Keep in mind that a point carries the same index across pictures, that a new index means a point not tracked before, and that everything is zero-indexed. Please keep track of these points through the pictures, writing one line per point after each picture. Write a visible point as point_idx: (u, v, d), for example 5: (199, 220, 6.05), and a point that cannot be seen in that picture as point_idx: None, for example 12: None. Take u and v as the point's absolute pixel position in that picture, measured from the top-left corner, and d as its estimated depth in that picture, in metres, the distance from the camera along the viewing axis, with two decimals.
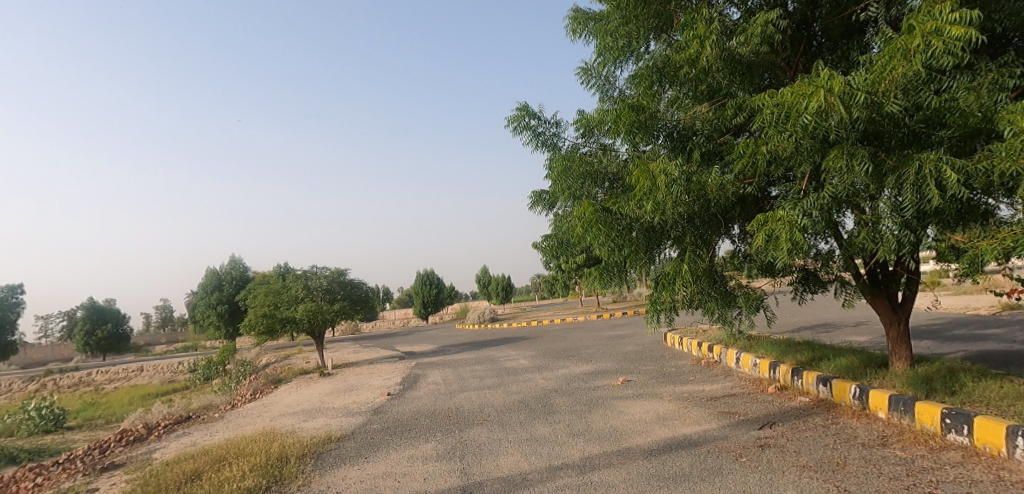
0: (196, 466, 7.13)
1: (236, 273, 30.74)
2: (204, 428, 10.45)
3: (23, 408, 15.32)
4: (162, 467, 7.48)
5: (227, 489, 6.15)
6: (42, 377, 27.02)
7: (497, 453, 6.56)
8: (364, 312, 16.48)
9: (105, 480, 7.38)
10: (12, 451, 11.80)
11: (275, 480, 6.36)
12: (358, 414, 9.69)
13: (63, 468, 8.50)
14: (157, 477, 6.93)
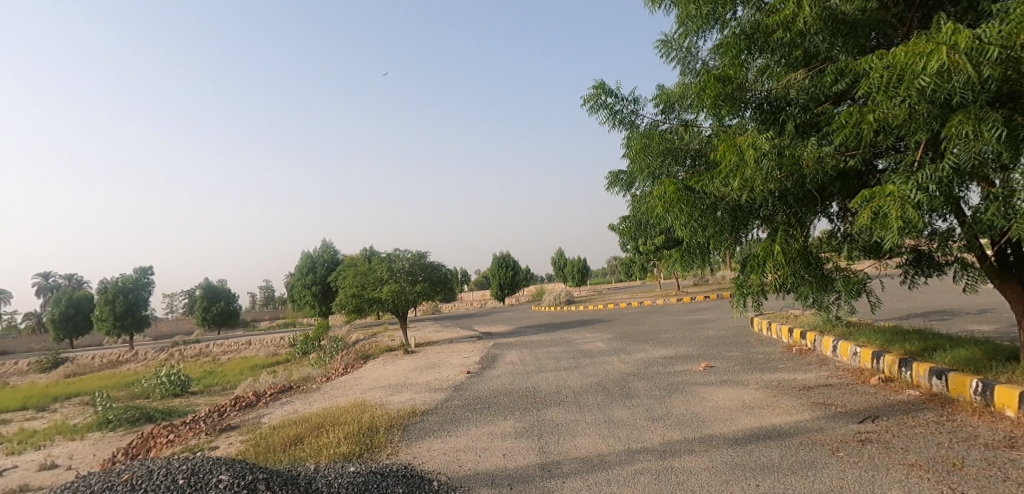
0: (299, 431, 7.67)
1: (329, 255, 32.36)
2: (304, 397, 11.21)
3: (154, 374, 17.14)
4: (269, 430, 8.11)
5: (325, 454, 6.57)
6: (169, 348, 30.19)
7: (574, 434, 6.55)
8: (443, 294, 16.91)
9: (223, 440, 8.15)
10: (148, 410, 13.27)
11: (366, 448, 6.72)
12: (440, 391, 10.00)
13: (189, 427, 9.44)
14: (266, 439, 7.57)
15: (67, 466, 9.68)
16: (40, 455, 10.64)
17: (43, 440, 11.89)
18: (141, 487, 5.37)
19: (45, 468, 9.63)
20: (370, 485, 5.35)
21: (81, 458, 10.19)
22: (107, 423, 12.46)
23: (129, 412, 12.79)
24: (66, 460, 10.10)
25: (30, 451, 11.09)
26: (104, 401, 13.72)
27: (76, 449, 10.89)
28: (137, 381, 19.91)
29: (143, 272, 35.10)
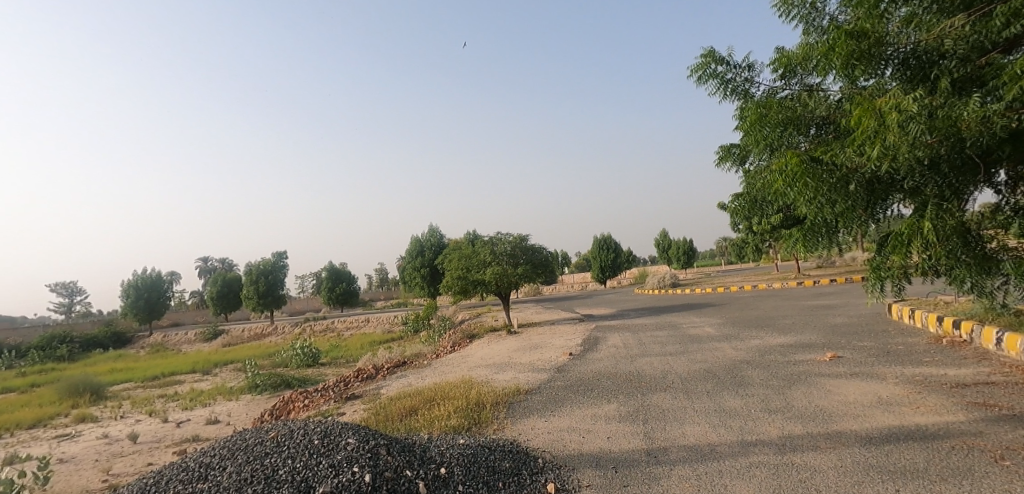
0: (413, 403, 8.09)
1: (435, 239, 33.68)
2: (417, 372, 11.80)
3: (291, 345, 18.94)
4: (388, 401, 8.64)
5: (438, 425, 6.88)
6: (301, 323, 33.26)
7: (681, 421, 6.27)
8: (545, 276, 16.94)
9: (349, 407, 8.92)
10: (287, 377, 14.71)
11: (474, 422, 6.93)
12: (543, 371, 10.04)
13: (320, 394, 10.35)
14: (385, 409, 8.11)
15: (226, 422, 11.03)
16: (206, 412, 12.24)
17: (207, 399, 13.62)
18: (284, 444, 5.91)
19: (210, 422, 11.04)
20: (478, 458, 5.55)
21: (237, 415, 11.56)
22: (255, 387, 13.99)
23: (272, 378, 14.27)
24: (226, 417, 11.51)
25: (199, 407, 12.77)
26: (253, 366, 15.40)
27: (232, 408, 12.37)
28: (277, 351, 22.14)
29: (280, 256, 38.85)
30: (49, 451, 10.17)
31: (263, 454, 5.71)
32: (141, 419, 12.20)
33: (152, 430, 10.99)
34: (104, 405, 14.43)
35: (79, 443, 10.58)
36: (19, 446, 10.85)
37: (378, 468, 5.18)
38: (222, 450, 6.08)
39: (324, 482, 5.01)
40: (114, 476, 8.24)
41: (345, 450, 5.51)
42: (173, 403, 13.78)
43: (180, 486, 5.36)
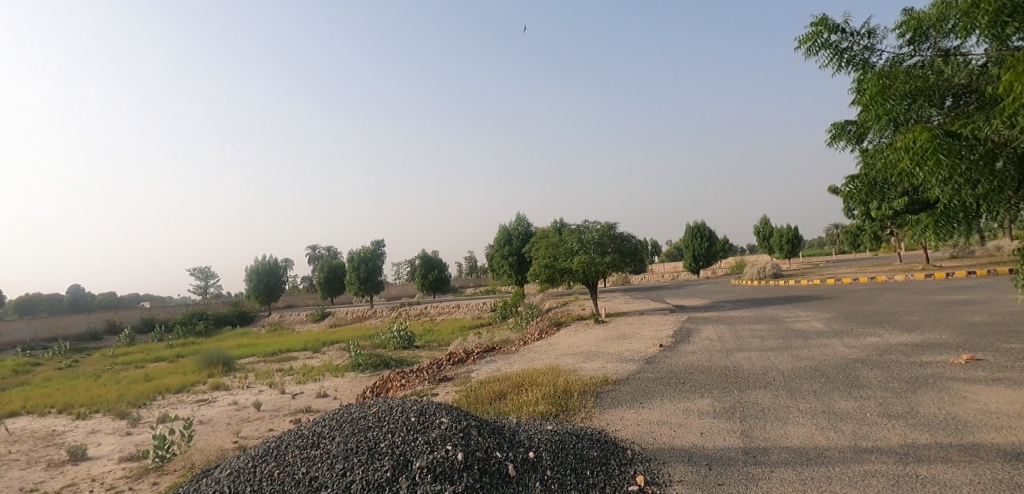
0: (502, 387, 8.16)
1: (522, 228, 33.77)
2: (506, 358, 11.91)
3: (388, 328, 19.87)
4: (478, 384, 8.78)
5: (526, 410, 6.90)
6: (397, 307, 34.84)
7: (784, 421, 5.80)
8: (634, 266, 16.44)
9: (442, 388, 9.19)
10: (386, 357, 15.45)
11: (562, 410, 6.87)
12: (632, 362, 9.75)
13: (415, 374, 10.74)
14: (475, 392, 8.24)
15: (333, 397, 11.77)
16: (316, 386, 13.16)
17: (317, 374, 14.64)
18: (385, 419, 6.14)
19: (320, 395, 11.84)
20: (566, 444, 5.49)
21: (342, 391, 12.30)
22: (358, 366, 14.82)
23: (372, 358, 15.04)
24: (333, 391, 12.29)
25: (311, 382, 13.76)
26: (355, 346, 16.33)
27: (337, 384, 13.18)
28: (376, 333, 23.35)
29: (379, 245, 40.89)
30: (191, 413, 11.43)
31: (366, 426, 5.97)
32: (261, 390, 13.36)
33: (271, 400, 11.99)
34: (233, 376, 15.98)
35: (214, 407, 11.79)
36: (168, 407, 12.29)
37: (470, 447, 5.25)
38: (331, 421, 6.43)
39: (419, 457, 5.16)
40: (243, 438, 9.08)
41: (439, 429, 5.62)
42: (289, 376, 14.95)
43: (296, 451, 5.76)
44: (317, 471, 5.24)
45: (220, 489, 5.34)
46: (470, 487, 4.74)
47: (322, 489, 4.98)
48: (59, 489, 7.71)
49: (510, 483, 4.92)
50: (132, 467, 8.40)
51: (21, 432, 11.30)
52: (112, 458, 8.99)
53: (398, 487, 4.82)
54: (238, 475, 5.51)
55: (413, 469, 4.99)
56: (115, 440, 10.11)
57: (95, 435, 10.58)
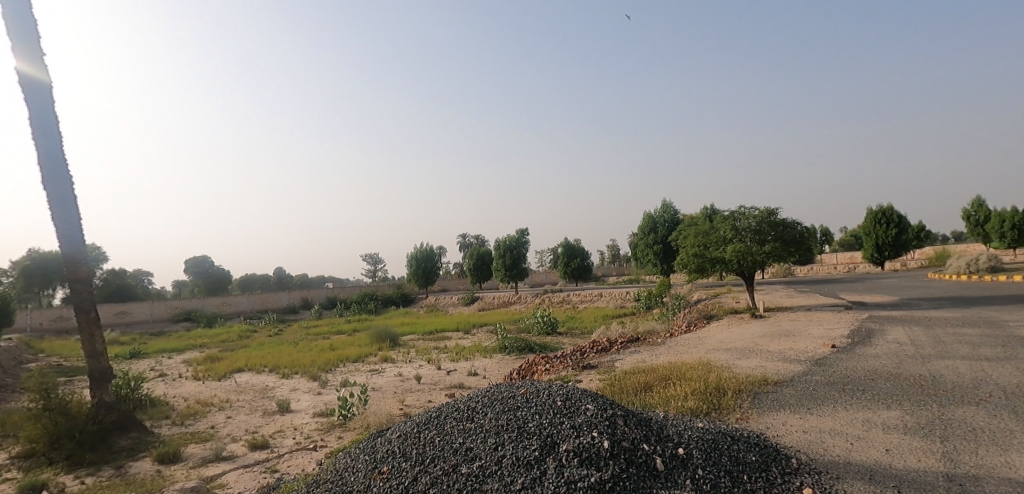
0: (647, 379, 7.73)
1: (668, 214, 32.13)
2: (651, 349, 11.37)
3: (533, 313, 20.17)
4: (622, 374, 8.44)
5: (673, 405, 6.48)
6: (541, 294, 35.34)
7: (1005, 447, 4.70)
8: (800, 255, 14.72)
9: (586, 375, 9.04)
10: (531, 342, 15.66)
11: (715, 408, 6.32)
12: (798, 362, 8.69)
13: (560, 360, 10.71)
14: (621, 381, 7.93)
15: (482, 376, 12.20)
16: (467, 365, 13.76)
17: (469, 354, 15.32)
18: (533, 400, 6.07)
19: (472, 374, 12.35)
20: (720, 445, 5.03)
21: (491, 371, 12.71)
22: (505, 348, 15.22)
23: (518, 341, 15.36)
24: (483, 371, 12.74)
25: (463, 361, 14.44)
26: (502, 329, 16.79)
27: (487, 364, 13.66)
28: (523, 317, 23.91)
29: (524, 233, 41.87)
30: (365, 380, 12.65)
31: (515, 405, 5.95)
32: (421, 365, 14.33)
33: (430, 375, 12.80)
34: (398, 350, 17.39)
35: (384, 377, 12.91)
36: (348, 374, 13.75)
37: (617, 436, 5.00)
38: (484, 398, 6.52)
39: (566, 441, 5.02)
40: (408, 406, 9.78)
41: (584, 415, 5.41)
42: (444, 354, 15.86)
43: (453, 422, 5.95)
44: (472, 443, 5.37)
45: (391, 449, 5.71)
46: (617, 476, 4.51)
47: (477, 459, 5.07)
48: (272, 433, 8.97)
49: (659, 477, 4.59)
50: (323, 421, 9.50)
51: (243, 385, 13.44)
52: (309, 412, 10.26)
53: (545, 467, 4.74)
54: (406, 439, 5.85)
55: (560, 452, 4.87)
56: (311, 397, 11.54)
57: (296, 392, 12.20)
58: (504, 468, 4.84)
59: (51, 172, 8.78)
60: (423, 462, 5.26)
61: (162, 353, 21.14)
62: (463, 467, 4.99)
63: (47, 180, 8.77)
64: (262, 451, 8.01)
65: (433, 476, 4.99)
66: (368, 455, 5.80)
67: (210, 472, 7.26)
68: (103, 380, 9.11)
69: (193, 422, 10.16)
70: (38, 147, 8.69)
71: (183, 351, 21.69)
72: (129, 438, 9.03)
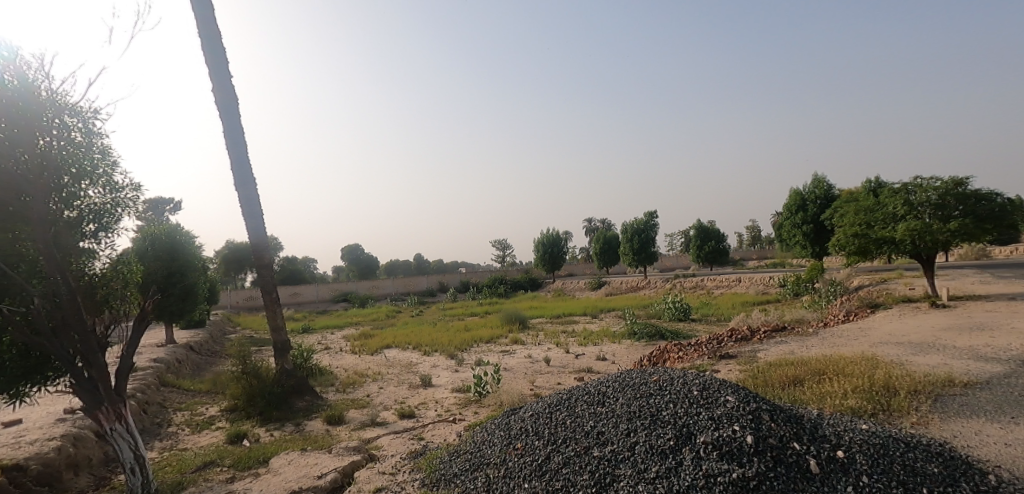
0: (799, 372, 6.92)
1: (821, 191, 28.83)
2: (800, 340, 10.28)
3: (664, 298, 19.31)
4: (767, 366, 7.68)
5: (829, 403, 5.73)
6: (673, 279, 33.77)
7: None
8: (996, 233, 12.31)
9: (724, 365, 8.40)
10: (662, 328, 15.00)
11: (883, 409, 5.55)
12: (995, 361, 7.28)
13: (694, 348, 10.05)
14: (766, 373, 7.23)
15: (611, 361, 11.90)
16: (596, 349, 13.54)
17: (598, 338, 15.08)
18: (667, 386, 5.70)
19: (600, 359, 12.11)
20: (890, 450, 4.37)
21: (621, 356, 12.36)
22: (634, 334, 14.74)
23: (648, 327, 14.78)
24: (612, 356, 12.43)
25: (592, 345, 14.25)
26: (632, 314, 16.27)
27: (616, 349, 13.34)
28: (654, 303, 23.04)
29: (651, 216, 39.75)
30: (498, 360, 12.98)
31: (648, 391, 5.64)
32: (550, 348, 14.38)
33: (559, 357, 12.80)
34: (528, 333, 17.65)
35: (514, 358, 13.15)
36: (482, 353, 14.23)
37: (761, 432, 4.50)
38: (615, 382, 6.28)
39: (704, 432, 4.64)
40: (538, 387, 9.83)
41: (724, 406, 4.96)
42: (573, 338, 15.78)
43: (584, 405, 5.78)
44: (603, 427, 5.18)
45: (524, 427, 5.71)
46: (764, 475, 4.09)
47: (609, 443, 4.87)
48: (416, 405, 9.54)
49: (814, 481, 4.09)
50: (461, 396, 9.89)
51: (391, 360, 14.51)
52: (448, 387, 10.75)
53: (682, 458, 4.45)
54: (538, 418, 5.81)
55: (698, 444, 4.52)
56: (449, 374, 12.11)
57: (436, 368, 12.89)
58: (637, 455, 4.60)
59: (241, 174, 10.01)
60: (555, 442, 5.18)
61: (325, 329, 23.62)
62: (595, 450, 4.83)
63: (238, 181, 10.02)
64: (408, 421, 8.53)
65: (565, 456, 4.89)
66: (503, 431, 5.85)
67: (368, 434, 7.90)
68: (284, 351, 10.34)
69: (352, 390, 11.17)
70: (230, 153, 9.92)
71: (342, 328, 24.08)
72: (304, 400, 10.17)
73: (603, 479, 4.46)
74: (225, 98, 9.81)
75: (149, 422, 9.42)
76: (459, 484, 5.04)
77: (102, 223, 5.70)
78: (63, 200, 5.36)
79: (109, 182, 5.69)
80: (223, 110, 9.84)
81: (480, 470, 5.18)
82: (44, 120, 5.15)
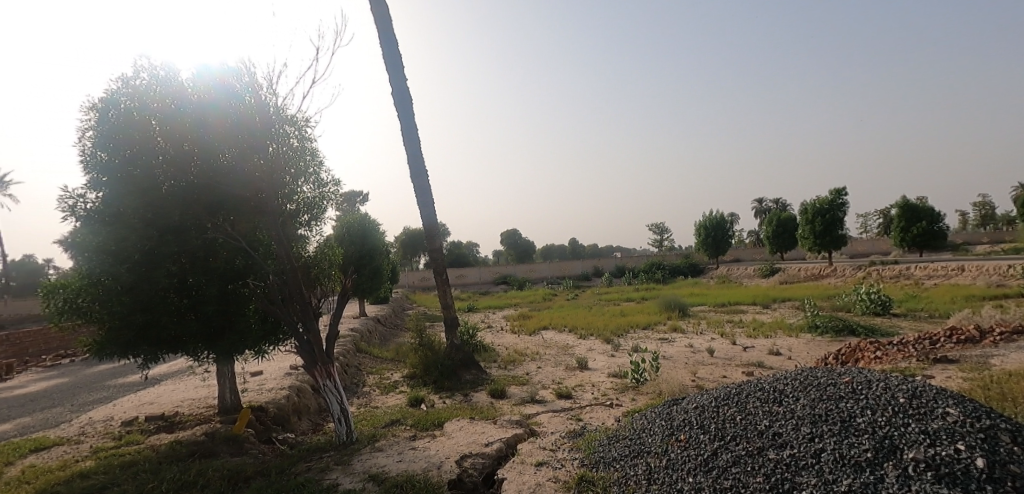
0: None
1: None
2: None
3: (855, 289, 17.25)
4: (1002, 376, 6.78)
5: None
6: (868, 267, 29.68)
7: None
8: None
9: (939, 371, 7.52)
10: (852, 323, 13.50)
11: None
12: None
13: (897, 348, 9.09)
14: (1000, 385, 6.39)
15: (788, 357, 11.12)
16: (768, 343, 12.73)
17: (769, 330, 14.15)
18: (862, 390, 5.30)
19: (773, 353, 11.39)
20: None
21: (799, 352, 11.46)
22: (815, 327, 13.54)
23: (835, 321, 13.42)
24: (788, 351, 11.59)
25: (762, 338, 13.39)
26: (813, 306, 14.89)
27: (793, 344, 12.41)
28: (840, 293, 20.67)
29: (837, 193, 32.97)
30: (656, 348, 12.88)
31: (836, 395, 5.30)
32: (714, 338, 13.84)
33: (725, 349, 12.31)
34: (688, 321, 17.15)
35: (674, 347, 12.94)
36: (639, 340, 14.22)
37: (1000, 456, 4.19)
38: (793, 380, 5.93)
39: (912, 448, 4.36)
40: (700, 379, 9.62)
41: (942, 420, 4.59)
42: (740, 329, 14.96)
43: (757, 402, 5.62)
44: (781, 428, 5.03)
45: (687, 419, 5.74)
46: None
47: (788, 447, 4.75)
48: (573, 386, 9.97)
49: None
50: (617, 381, 10.09)
51: (549, 341, 15.17)
52: (604, 371, 11.01)
53: (883, 474, 4.21)
54: (702, 411, 5.78)
55: (905, 460, 4.26)
56: (606, 358, 12.36)
57: (592, 352, 13.22)
58: (824, 464, 4.45)
59: (414, 166, 11.22)
60: (723, 438, 5.17)
61: (488, 309, 25.33)
62: (770, 452, 4.74)
63: (412, 173, 11.24)
64: (565, 401, 9.00)
65: (734, 455, 4.87)
66: (664, 420, 5.95)
67: (528, 410, 8.51)
68: (453, 327, 11.44)
69: (513, 368, 11.99)
70: (406, 148, 11.15)
71: (503, 308, 25.59)
72: (471, 373, 11.12)
73: (781, 484, 4.40)
74: (400, 99, 11.04)
75: (349, 381, 11.15)
76: (620, 469, 5.28)
77: (313, 213, 7.03)
78: (289, 195, 6.63)
79: (317, 179, 6.95)
80: (399, 110, 11.09)
81: (641, 457, 5.35)
82: (274, 130, 6.28)
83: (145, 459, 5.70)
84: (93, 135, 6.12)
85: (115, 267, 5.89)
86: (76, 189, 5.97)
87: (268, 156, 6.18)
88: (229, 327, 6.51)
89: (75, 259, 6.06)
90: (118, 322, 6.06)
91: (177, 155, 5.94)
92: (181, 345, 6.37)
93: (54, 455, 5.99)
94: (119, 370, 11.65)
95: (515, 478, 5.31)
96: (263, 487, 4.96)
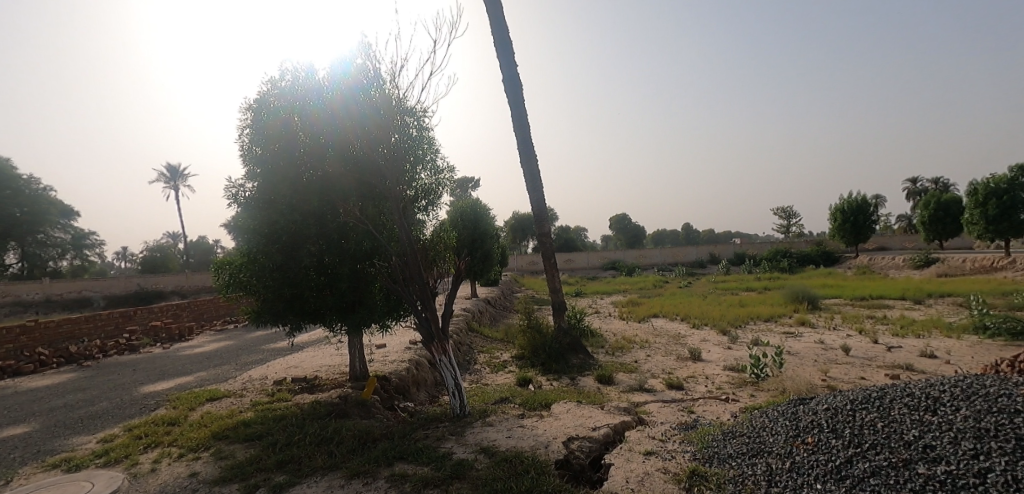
0: None
1: None
2: None
3: None
4: None
5: None
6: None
7: None
8: None
9: None
10: None
11: None
12: None
13: None
14: None
15: (944, 361, 9.97)
16: (921, 344, 11.47)
17: (921, 329, 12.74)
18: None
19: (925, 355, 10.28)
20: None
21: (959, 357, 10.22)
22: (983, 329, 11.99)
23: (1008, 322, 11.74)
24: (944, 354, 10.38)
25: (910, 338, 12.10)
26: (980, 304, 13.10)
27: (952, 346, 11.09)
28: (1015, 290, 17.89)
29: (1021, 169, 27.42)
30: (780, 342, 12.17)
31: (1010, 408, 4.85)
32: (851, 335, 12.74)
33: (864, 348, 11.32)
34: (818, 315, 15.94)
35: (801, 342, 12.14)
36: (760, 333, 13.51)
37: None
38: (951, 388, 5.42)
39: None
40: (831, 379, 8.99)
41: None
42: (882, 326, 13.61)
43: (903, 409, 5.22)
44: (934, 441, 4.68)
45: (816, 421, 5.48)
46: None
47: (943, 463, 4.42)
48: (685, 377, 9.78)
49: None
50: (734, 375, 9.73)
51: (661, 330, 14.90)
52: (720, 364, 10.65)
53: None
54: (835, 414, 5.47)
55: None
56: (722, 350, 11.92)
57: (707, 343, 12.81)
58: (990, 486, 4.14)
59: (525, 154, 11.50)
60: (860, 445, 4.88)
61: (598, 294, 25.32)
62: (920, 467, 4.44)
63: (523, 160, 11.53)
64: (676, 392, 8.88)
65: (873, 465, 4.60)
66: (789, 420, 5.72)
67: (637, 398, 8.53)
68: (561, 311, 11.67)
69: (621, 354, 11.98)
70: (518, 137, 11.44)
71: (613, 294, 25.43)
72: (579, 358, 11.26)
73: None
74: (513, 89, 11.34)
75: (462, 358, 11.81)
76: (736, 467, 5.15)
77: (429, 199, 7.51)
78: (409, 182, 7.14)
79: (434, 167, 7.42)
80: (512, 99, 11.39)
81: (761, 457, 5.20)
82: (397, 120, 6.72)
83: (292, 415, 6.54)
84: (248, 132, 7.06)
85: (267, 247, 6.78)
86: (236, 179, 6.94)
87: (390, 145, 6.60)
88: (359, 303, 7.21)
89: (237, 239, 7.08)
90: (270, 295, 6.98)
91: (315, 146, 6.63)
92: (319, 316, 7.18)
93: (224, 405, 7.07)
94: (270, 337, 13.28)
95: (622, 464, 5.41)
96: (389, 449, 5.51)
